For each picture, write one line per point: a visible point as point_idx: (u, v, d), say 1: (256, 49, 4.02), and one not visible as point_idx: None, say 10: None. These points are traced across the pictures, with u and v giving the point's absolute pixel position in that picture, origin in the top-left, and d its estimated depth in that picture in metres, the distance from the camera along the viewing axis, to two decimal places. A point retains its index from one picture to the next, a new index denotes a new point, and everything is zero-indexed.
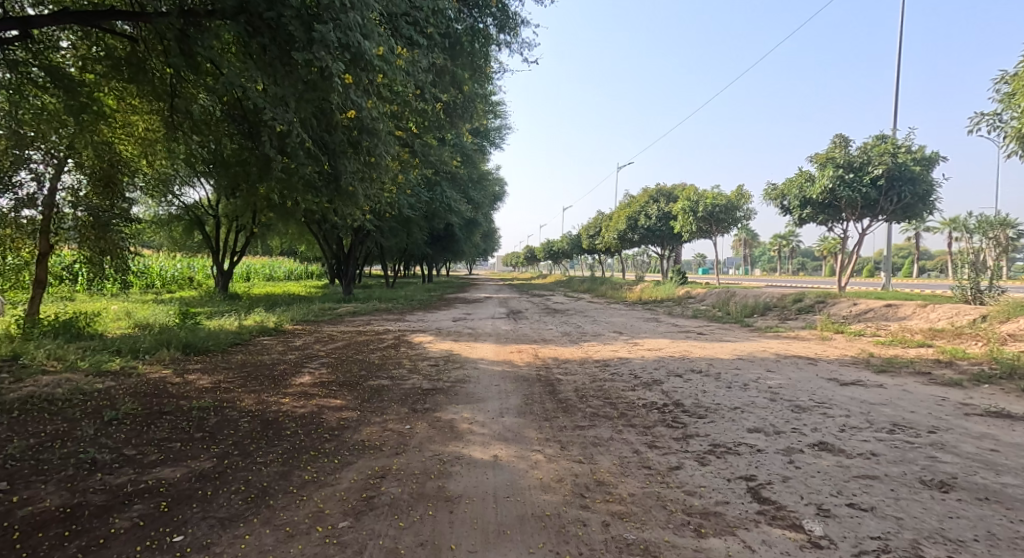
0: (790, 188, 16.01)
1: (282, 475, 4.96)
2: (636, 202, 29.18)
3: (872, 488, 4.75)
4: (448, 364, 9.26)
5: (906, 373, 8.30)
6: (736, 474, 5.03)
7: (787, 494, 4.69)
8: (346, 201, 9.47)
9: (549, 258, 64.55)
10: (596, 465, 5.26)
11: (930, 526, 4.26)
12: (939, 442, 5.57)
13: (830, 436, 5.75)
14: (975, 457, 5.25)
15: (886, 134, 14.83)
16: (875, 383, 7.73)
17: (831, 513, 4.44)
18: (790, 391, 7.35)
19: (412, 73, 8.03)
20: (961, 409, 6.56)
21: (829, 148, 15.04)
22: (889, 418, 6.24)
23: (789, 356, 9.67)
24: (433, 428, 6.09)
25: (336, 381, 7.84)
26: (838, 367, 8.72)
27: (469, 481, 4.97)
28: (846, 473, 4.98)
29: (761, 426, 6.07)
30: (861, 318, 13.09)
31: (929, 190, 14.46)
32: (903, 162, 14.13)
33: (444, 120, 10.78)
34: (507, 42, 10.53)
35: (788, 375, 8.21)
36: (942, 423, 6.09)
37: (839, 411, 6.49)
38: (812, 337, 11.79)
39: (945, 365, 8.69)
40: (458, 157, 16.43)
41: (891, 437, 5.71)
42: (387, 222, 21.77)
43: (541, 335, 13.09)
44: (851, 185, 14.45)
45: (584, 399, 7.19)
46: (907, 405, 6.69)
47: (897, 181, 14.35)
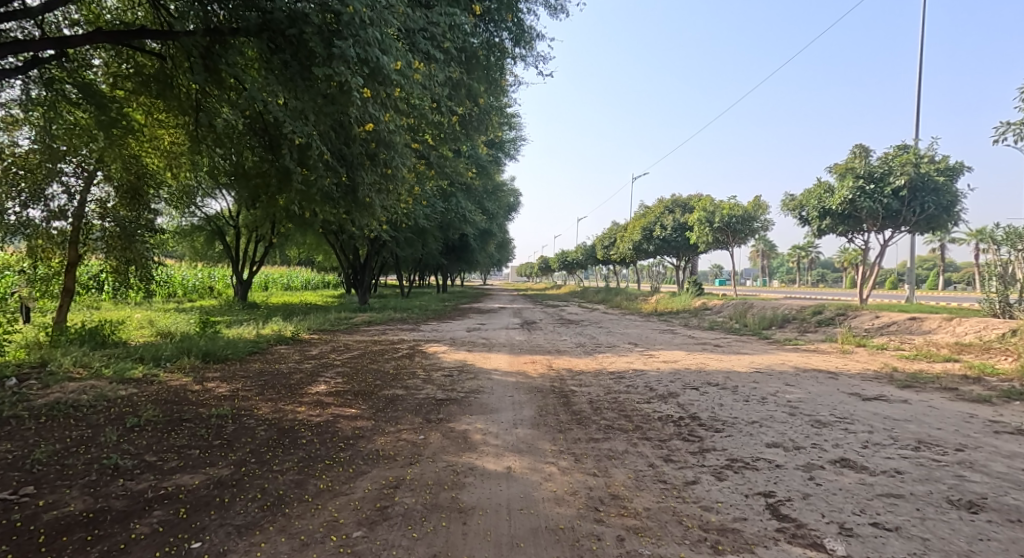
0: (808, 199, 15.95)
1: (297, 483, 5.02)
2: (651, 212, 29.08)
3: (897, 507, 4.69)
4: (462, 375, 9.27)
5: (932, 389, 8.19)
6: (754, 490, 4.99)
7: (807, 511, 4.65)
8: (363, 213, 9.65)
9: (563, 269, 64.49)
10: (611, 478, 5.25)
11: (958, 548, 4.20)
12: (967, 461, 5.49)
13: (852, 453, 5.69)
14: (1006, 477, 5.16)
15: (908, 144, 14.74)
16: (899, 399, 7.64)
17: (854, 532, 4.39)
18: (810, 406, 7.27)
19: (429, 86, 8.18)
20: (991, 426, 6.45)
21: (848, 159, 15.01)
22: (914, 434, 6.17)
23: (809, 370, 9.58)
24: (447, 439, 6.12)
25: (352, 390, 7.92)
26: (860, 382, 8.63)
27: (483, 493, 4.98)
28: (869, 491, 4.92)
29: (780, 441, 6.02)
30: (884, 332, 12.92)
31: (954, 201, 14.28)
32: (925, 172, 14.05)
33: (459, 132, 10.91)
34: (522, 55, 10.70)
35: (808, 390, 8.12)
36: (971, 441, 5.99)
37: (861, 427, 6.42)
38: (832, 351, 11.69)
39: (974, 381, 8.56)
40: (474, 168, 16.62)
41: (916, 454, 5.64)
42: (404, 232, 21.88)
43: (557, 346, 13.08)
44: (872, 196, 14.39)
45: (599, 411, 7.18)
46: (933, 422, 6.59)
47: (920, 192, 14.19)
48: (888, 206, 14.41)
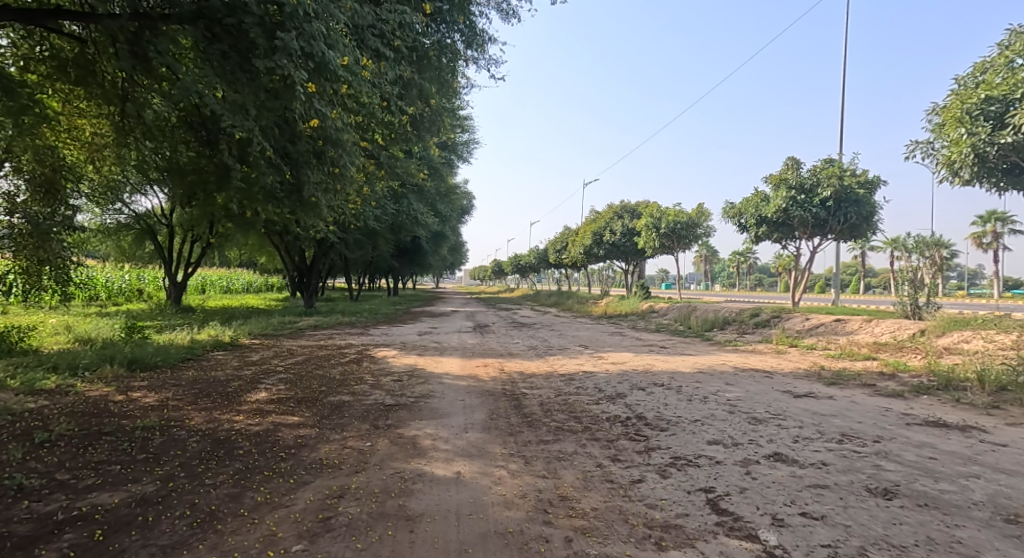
0: (746, 207, 16.30)
1: (232, 497, 4.73)
2: (601, 216, 29.33)
3: (823, 497, 4.76)
4: (413, 380, 9.03)
5: (854, 385, 8.46)
6: (696, 486, 4.99)
7: (744, 505, 4.66)
8: (308, 212, 9.56)
9: (515, 272, 64.64)
10: (560, 480, 5.15)
11: (876, 533, 4.27)
12: (882, 451, 5.64)
13: (785, 447, 5.77)
14: (916, 465, 5.33)
15: (834, 158, 15.36)
16: (826, 395, 7.85)
17: (785, 522, 4.42)
18: (747, 404, 7.38)
19: (377, 84, 8.01)
20: (904, 419, 6.70)
21: (782, 170, 15.49)
22: (838, 428, 6.32)
23: (747, 369, 9.78)
24: (395, 445, 5.91)
25: (295, 397, 7.61)
26: (791, 380, 8.85)
27: (432, 499, 4.80)
28: (799, 483, 4.98)
29: (720, 438, 6.06)
30: (813, 333, 13.34)
31: (873, 212, 14.91)
32: (848, 185, 14.64)
33: (411, 133, 10.72)
34: (474, 58, 10.62)
35: (746, 388, 8.27)
36: (886, 432, 6.18)
37: (792, 422, 6.53)
38: (767, 351, 12.00)
39: (888, 377, 8.89)
40: (425, 170, 16.42)
41: (840, 446, 5.77)
42: (353, 234, 21.40)
43: (507, 349, 12.97)
44: (803, 205, 14.89)
45: (550, 414, 7.08)
46: (855, 416, 6.78)
47: (844, 203, 14.76)
48: (817, 215, 14.92)
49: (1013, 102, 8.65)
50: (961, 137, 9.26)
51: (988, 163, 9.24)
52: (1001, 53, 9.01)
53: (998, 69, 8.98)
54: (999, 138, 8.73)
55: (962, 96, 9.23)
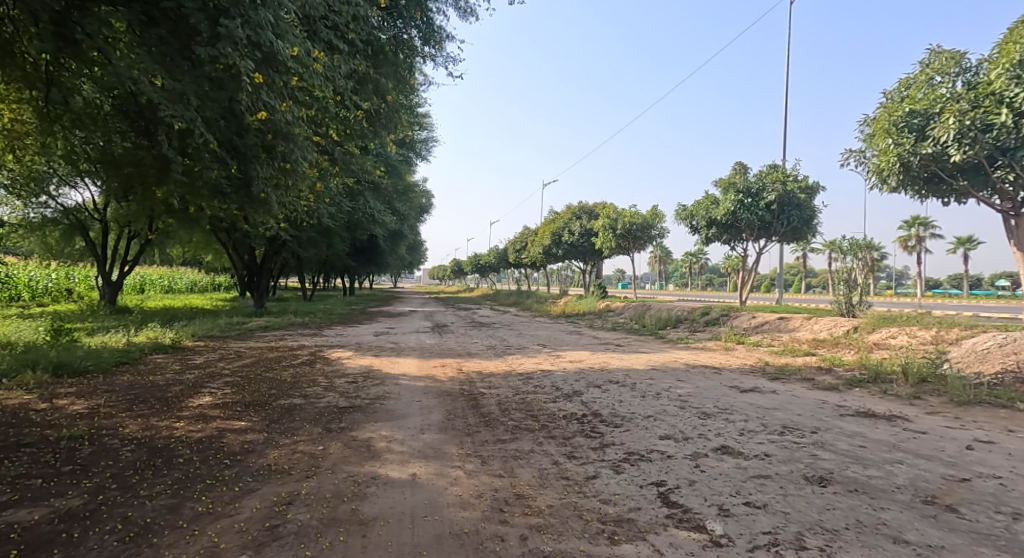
0: (698, 209, 16.55)
1: (170, 508, 4.43)
2: (560, 217, 29.41)
3: (765, 486, 4.82)
4: (367, 381, 8.77)
5: (795, 379, 8.65)
6: (647, 480, 4.97)
7: (692, 496, 4.67)
8: (257, 209, 9.22)
9: (474, 272, 64.41)
10: (516, 478, 5.04)
11: (811, 518, 4.35)
12: (819, 442, 5.77)
13: (731, 440, 5.81)
14: (847, 454, 5.46)
15: (778, 164, 15.77)
16: (768, 389, 8.00)
17: (730, 512, 4.45)
18: (697, 399, 7.44)
19: (331, 78, 7.75)
20: (838, 410, 6.88)
21: (730, 174, 15.79)
22: (780, 421, 6.42)
23: (697, 365, 9.89)
24: (348, 448, 5.68)
25: (241, 401, 7.27)
26: (738, 375, 8.98)
27: (386, 502, 4.61)
28: (743, 474, 5.03)
29: (671, 432, 6.06)
30: (758, 330, 13.63)
31: (813, 215, 15.36)
32: (791, 190, 15.02)
33: (367, 129, 10.45)
34: (431, 55, 10.46)
35: (696, 384, 8.34)
36: (822, 424, 6.32)
37: (738, 416, 6.60)
38: (716, 347, 12.19)
39: (825, 371, 9.15)
40: (382, 167, 16.11)
41: (781, 438, 5.85)
42: (307, 233, 20.85)
43: (465, 349, 12.81)
44: (749, 209, 15.20)
45: (508, 413, 6.95)
46: (795, 409, 6.91)
47: (787, 207, 15.15)
48: (762, 219, 15.21)
49: (933, 116, 9.50)
50: (889, 147, 10.10)
51: (912, 172, 10.11)
52: (922, 70, 9.86)
53: (919, 86, 9.81)
54: (922, 149, 9.58)
55: (889, 109, 10.04)
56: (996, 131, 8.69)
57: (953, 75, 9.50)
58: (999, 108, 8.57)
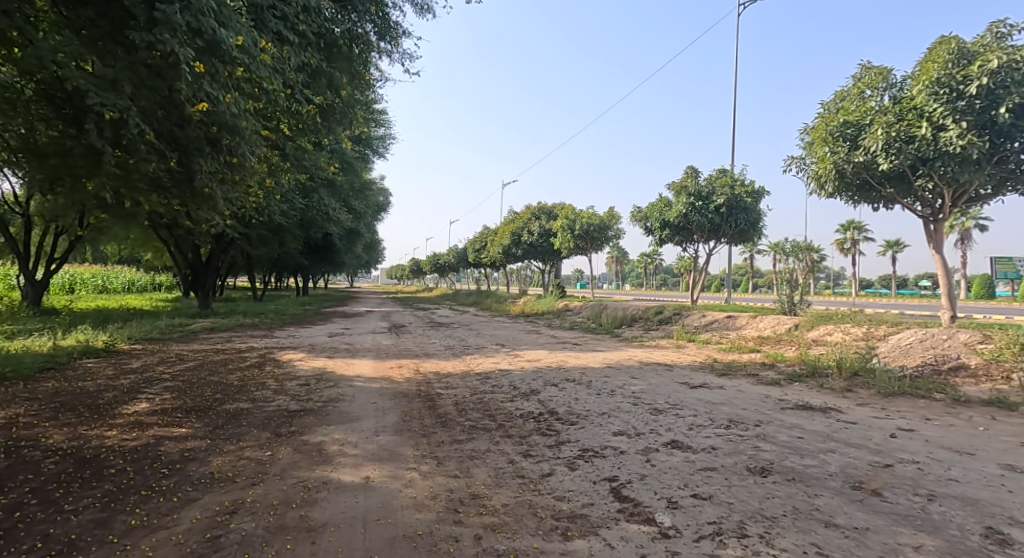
0: (651, 212, 16.66)
1: (99, 523, 4.12)
2: (519, 217, 29.30)
3: (712, 478, 4.82)
4: (320, 384, 8.45)
5: (741, 375, 8.77)
6: (600, 476, 4.89)
7: (643, 490, 4.63)
8: (201, 204, 8.82)
9: (433, 272, 63.86)
10: (471, 478, 4.89)
11: (752, 507, 4.37)
12: (761, 434, 5.82)
13: (680, 434, 5.80)
14: (787, 444, 5.52)
15: (727, 169, 16.10)
16: (716, 385, 8.06)
17: (678, 504, 4.43)
18: (650, 395, 7.42)
19: (280, 70, 7.44)
20: (779, 403, 6.98)
21: (682, 178, 15.98)
22: (727, 415, 6.45)
23: (650, 363, 9.92)
24: (298, 453, 5.41)
25: (182, 407, 6.88)
26: (688, 372, 9.05)
27: (337, 506, 4.40)
28: (692, 467, 5.02)
29: (625, 428, 6.01)
30: (708, 328, 13.81)
31: (759, 218, 15.74)
32: (739, 194, 15.34)
33: (320, 124, 10.11)
34: (387, 51, 10.11)
35: (649, 381, 8.34)
36: (765, 417, 6.39)
37: (687, 411, 6.60)
38: (669, 345, 12.29)
39: (769, 367, 9.32)
40: (337, 164, 15.68)
41: (727, 431, 5.87)
42: (257, 231, 20.19)
43: (423, 349, 12.56)
44: (701, 211, 15.42)
45: (464, 413, 6.78)
46: (741, 403, 6.97)
47: (735, 210, 15.44)
48: (712, 221, 15.49)
49: (864, 127, 9.83)
50: (826, 155, 10.38)
51: (846, 179, 10.40)
52: (854, 84, 10.20)
53: (852, 98, 10.12)
54: (854, 157, 9.89)
55: (826, 119, 10.36)
56: (918, 143, 9.07)
57: (881, 89, 9.81)
58: (922, 121, 8.94)
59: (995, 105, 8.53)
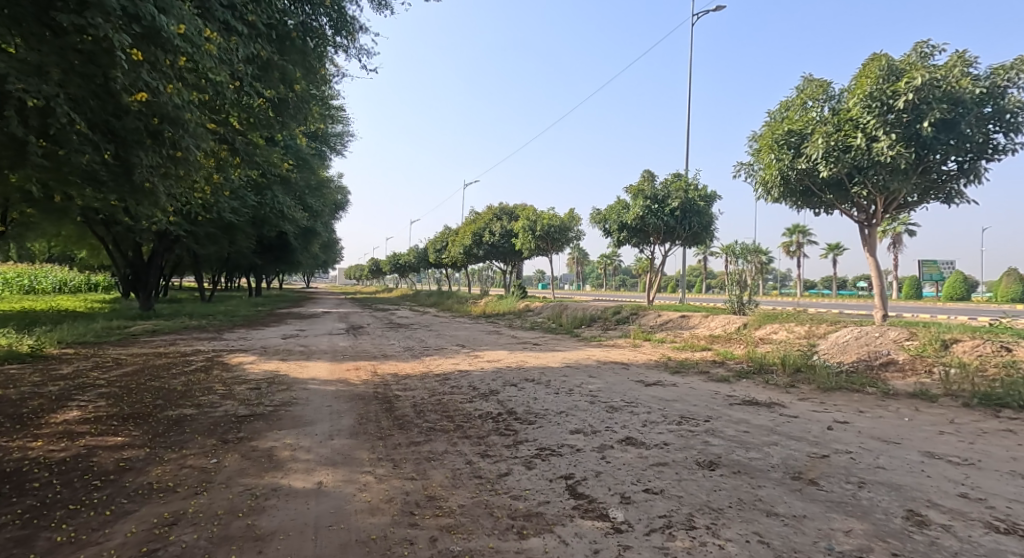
0: (610, 214, 16.68)
1: (21, 541, 3.82)
2: (480, 217, 29.06)
3: (663, 473, 4.76)
4: (272, 388, 8.10)
5: (693, 372, 8.80)
6: (557, 473, 4.79)
7: (598, 486, 4.54)
8: (142, 200, 8.34)
9: (393, 272, 63.06)
10: (428, 480, 4.71)
11: (699, 500, 4.33)
12: (710, 429, 5.80)
13: (635, 431, 5.73)
14: (733, 438, 5.51)
15: (681, 173, 16.25)
16: (670, 382, 8.06)
17: (631, 499, 4.35)
18: (607, 393, 7.35)
19: (227, 61, 7.09)
20: (727, 399, 7.00)
21: (639, 181, 16.06)
22: (679, 411, 6.43)
23: (608, 362, 9.88)
24: (246, 460, 5.12)
25: (119, 414, 6.47)
26: (644, 370, 9.03)
27: (287, 514, 4.18)
28: (644, 462, 4.96)
29: (581, 426, 5.90)
30: (664, 327, 13.91)
31: (711, 222, 15.98)
32: (692, 198, 15.52)
33: (273, 120, 9.69)
34: (344, 46, 9.86)
35: (606, 379, 8.27)
36: (714, 412, 6.39)
37: (642, 408, 6.55)
38: (626, 344, 12.30)
39: (719, 364, 9.40)
40: (290, 160, 15.18)
41: (679, 427, 5.84)
42: (205, 230, 19.46)
43: (382, 351, 12.23)
44: (656, 214, 15.53)
45: (422, 414, 6.56)
46: (693, 399, 6.96)
47: (688, 214, 15.62)
48: (667, 224, 15.62)
49: (807, 136, 10.05)
50: (772, 162, 10.52)
51: (791, 184, 10.60)
52: (797, 95, 10.40)
53: (794, 108, 10.35)
54: (797, 164, 10.08)
55: (773, 127, 10.51)
56: (854, 152, 9.32)
57: (822, 101, 10.06)
58: (856, 133, 9.24)
59: (921, 119, 8.74)
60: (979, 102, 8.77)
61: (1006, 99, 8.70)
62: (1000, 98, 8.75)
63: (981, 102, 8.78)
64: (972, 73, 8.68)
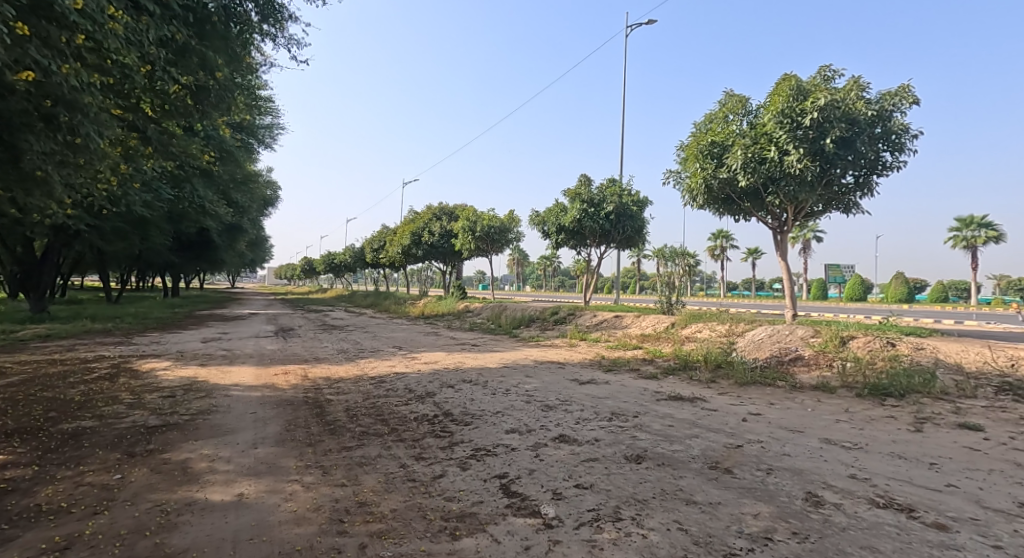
0: (549, 216, 16.56)
1: None
2: (420, 217, 28.45)
3: (593, 468, 4.55)
4: (189, 395, 7.45)
5: (625, 370, 8.72)
6: (491, 473, 4.50)
7: (531, 484, 4.30)
8: (35, 189, 7.50)
9: (328, 272, 61.29)
10: (360, 485, 4.33)
11: (626, 493, 4.15)
12: (637, 424, 5.66)
13: (568, 428, 5.52)
14: (659, 432, 5.38)
15: (616, 178, 16.33)
16: (603, 380, 7.93)
17: (562, 495, 4.13)
18: (542, 392, 7.13)
19: (135, 42, 6.42)
20: (655, 395, 6.93)
21: (576, 185, 16.01)
22: (610, 407, 6.28)
23: (544, 361, 9.69)
24: (157, 473, 4.59)
25: (4, 430, 5.72)
26: (580, 369, 8.88)
27: (201, 531, 3.75)
28: (576, 458, 4.74)
29: (518, 426, 5.64)
30: (599, 327, 13.88)
31: (643, 226, 16.15)
32: (626, 203, 15.61)
33: (195, 111, 8.91)
34: (272, 35, 9.24)
35: (543, 379, 8.05)
36: (643, 408, 6.28)
37: (575, 406, 6.36)
38: (562, 345, 12.14)
39: (648, 362, 9.38)
40: (211, 152, 14.25)
41: (609, 423, 5.66)
42: (111, 225, 18.08)
43: (314, 354, 11.58)
44: (593, 218, 15.53)
45: (356, 419, 6.13)
46: (623, 396, 6.84)
47: (622, 218, 15.70)
48: (603, 228, 15.65)
49: (728, 148, 10.17)
50: (697, 171, 10.61)
51: (714, 193, 10.69)
52: (719, 108, 10.54)
53: (717, 121, 10.48)
54: (719, 174, 10.20)
55: (698, 137, 10.59)
56: (768, 164, 9.51)
57: (741, 116, 10.24)
58: (770, 145, 9.40)
59: (825, 136, 9.00)
60: (871, 124, 9.12)
61: (894, 122, 9.06)
62: (887, 120, 9.12)
63: (871, 124, 9.15)
64: (865, 97, 9.06)
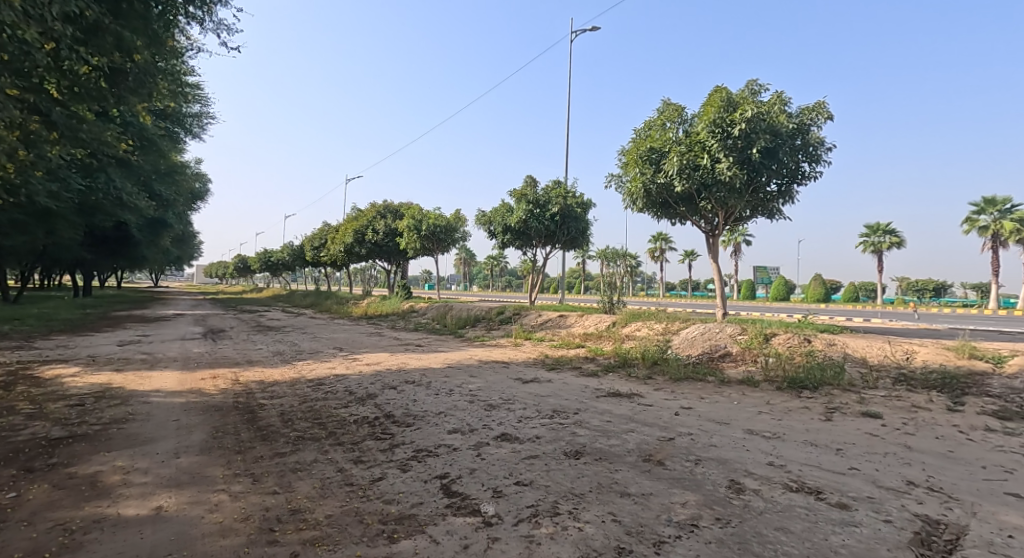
0: (494, 216, 16.29)
1: None
2: (362, 215, 27.62)
3: (533, 465, 4.30)
4: (102, 402, 6.76)
5: (568, 368, 8.54)
6: (432, 473, 4.19)
7: (472, 483, 4.01)
8: None
9: (264, 271, 59.09)
10: (294, 493, 3.94)
11: (564, 488, 3.92)
12: (578, 420, 5.46)
13: (509, 427, 5.26)
14: (599, 428, 5.19)
15: (561, 180, 16.24)
16: (546, 379, 7.71)
17: (502, 493, 3.87)
18: (486, 392, 6.84)
19: (35, 14, 5.74)
20: (595, 392, 6.77)
21: (522, 186, 15.82)
22: (553, 405, 6.05)
23: (488, 361, 9.40)
24: (60, 490, 4.04)
25: None
26: (524, 368, 8.64)
27: (112, 551, 3.31)
28: (516, 457, 4.48)
29: (460, 426, 5.33)
30: (543, 327, 13.70)
31: (587, 228, 16.14)
32: (571, 205, 15.54)
33: (111, 96, 8.15)
34: (201, 18, 8.55)
35: (487, 379, 7.75)
36: (584, 404, 6.10)
37: (518, 405, 6.10)
38: (507, 345, 11.87)
39: (590, 360, 9.24)
40: (130, 139, 13.25)
41: (550, 420, 5.44)
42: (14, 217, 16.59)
43: (245, 357, 10.87)
44: (538, 219, 15.36)
45: (290, 423, 5.67)
46: (566, 394, 6.64)
47: (567, 220, 15.63)
48: (547, 229, 15.52)
49: (666, 155, 10.15)
50: (637, 175, 10.48)
51: (653, 198, 10.63)
52: (657, 117, 10.53)
53: (655, 128, 10.45)
54: (658, 179, 10.15)
55: (638, 144, 10.52)
56: (702, 171, 9.60)
57: (678, 124, 10.28)
58: (703, 154, 9.51)
59: (751, 146, 9.16)
60: (792, 136, 9.29)
61: (811, 135, 9.28)
62: (805, 133, 9.32)
63: (792, 136, 9.31)
64: (787, 111, 9.25)
